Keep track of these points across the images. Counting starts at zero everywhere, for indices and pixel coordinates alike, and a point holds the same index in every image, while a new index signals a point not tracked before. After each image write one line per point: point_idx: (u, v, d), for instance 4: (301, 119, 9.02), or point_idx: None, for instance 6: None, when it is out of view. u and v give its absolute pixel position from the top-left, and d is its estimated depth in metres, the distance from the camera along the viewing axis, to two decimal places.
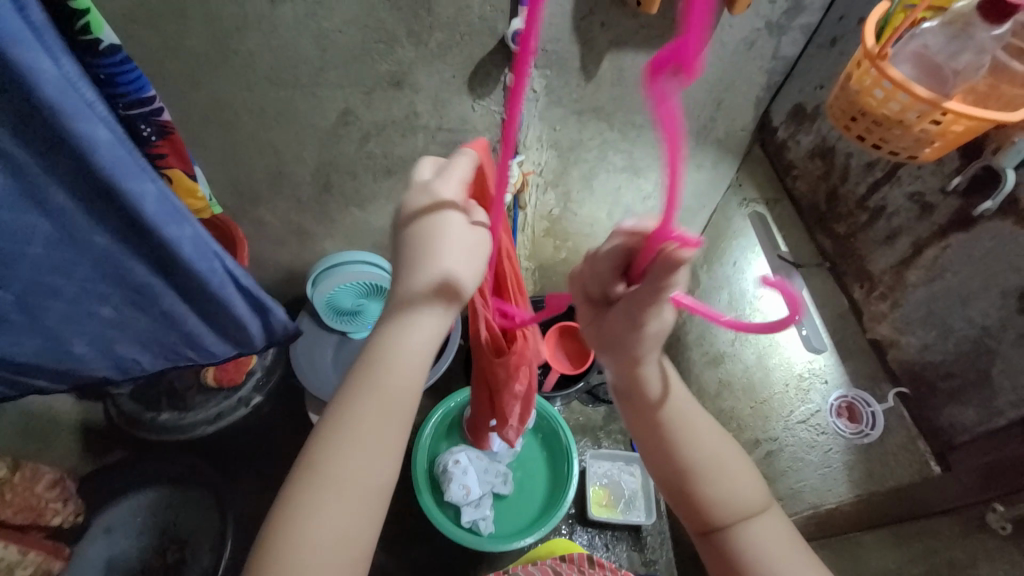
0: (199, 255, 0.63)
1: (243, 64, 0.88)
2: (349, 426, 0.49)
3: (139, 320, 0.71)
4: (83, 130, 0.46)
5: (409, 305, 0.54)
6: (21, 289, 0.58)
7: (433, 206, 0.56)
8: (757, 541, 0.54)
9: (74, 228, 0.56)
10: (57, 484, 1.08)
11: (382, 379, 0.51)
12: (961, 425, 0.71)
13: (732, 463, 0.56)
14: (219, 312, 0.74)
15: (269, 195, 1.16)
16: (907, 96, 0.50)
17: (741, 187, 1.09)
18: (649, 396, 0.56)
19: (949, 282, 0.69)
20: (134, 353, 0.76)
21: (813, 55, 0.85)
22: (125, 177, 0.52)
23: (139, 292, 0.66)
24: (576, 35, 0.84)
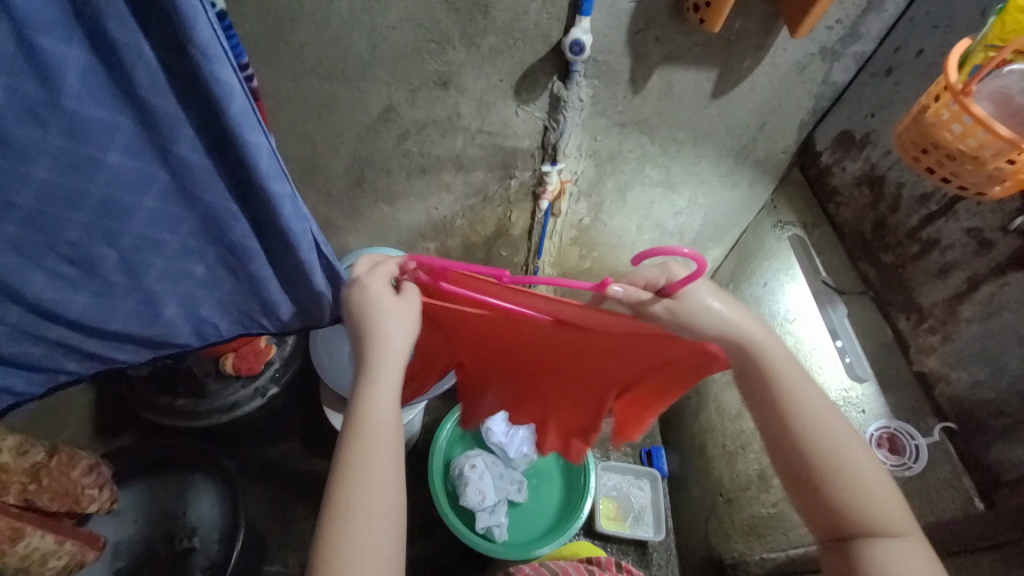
0: (296, 218, 0.60)
1: (292, 54, 0.88)
2: (355, 471, 0.52)
3: (226, 282, 0.68)
4: (222, 76, 0.46)
5: (369, 369, 0.57)
6: (127, 245, 0.58)
7: (361, 294, 0.59)
8: (891, 557, 0.51)
9: (187, 180, 0.55)
10: (93, 470, 1.05)
11: (362, 434, 0.53)
12: (1010, 463, 0.64)
13: (864, 465, 0.53)
14: (301, 280, 0.69)
15: (300, 186, 1.15)
16: (987, 133, 0.51)
17: (776, 208, 1.09)
18: (772, 380, 0.56)
19: (1007, 322, 0.64)
20: (214, 319, 0.72)
21: (863, 83, 0.85)
22: (244, 125, 0.50)
23: (229, 256, 0.64)
24: (629, 48, 0.83)
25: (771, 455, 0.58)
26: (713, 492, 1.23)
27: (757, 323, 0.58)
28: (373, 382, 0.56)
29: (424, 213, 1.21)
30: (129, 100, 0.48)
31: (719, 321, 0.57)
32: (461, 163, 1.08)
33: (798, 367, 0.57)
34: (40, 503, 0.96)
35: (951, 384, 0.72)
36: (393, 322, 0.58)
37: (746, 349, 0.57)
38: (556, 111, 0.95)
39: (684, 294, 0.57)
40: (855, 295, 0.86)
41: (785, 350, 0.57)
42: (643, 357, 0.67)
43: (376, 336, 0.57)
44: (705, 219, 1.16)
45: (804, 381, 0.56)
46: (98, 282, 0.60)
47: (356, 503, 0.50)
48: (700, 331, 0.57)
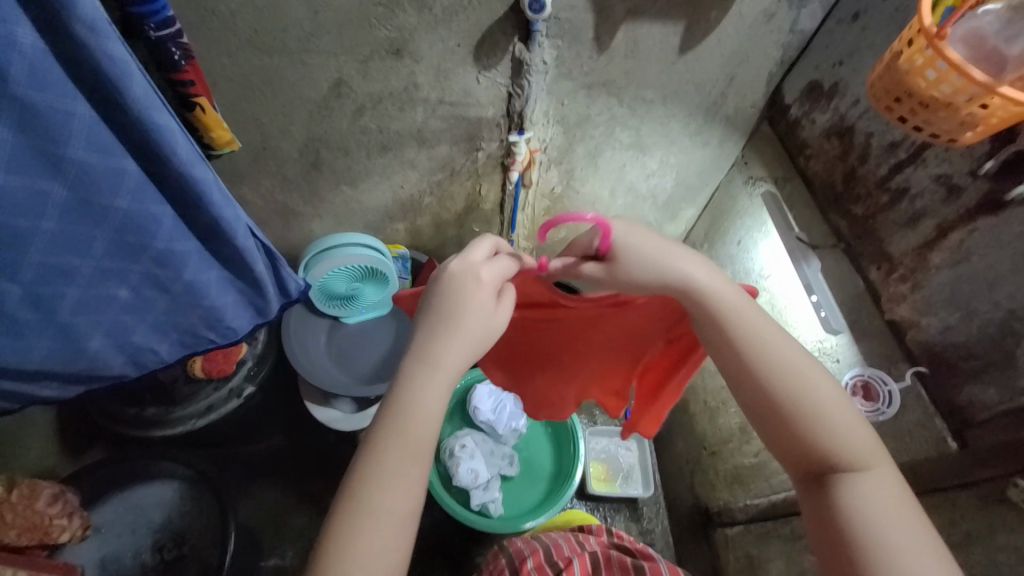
0: (226, 205, 0.57)
1: (224, 27, 0.79)
2: (387, 467, 0.49)
3: (158, 301, 0.63)
4: (114, 53, 0.42)
5: (430, 365, 0.52)
6: (30, 277, 0.53)
7: (467, 281, 0.55)
8: (859, 497, 0.52)
9: (91, 190, 0.50)
10: (59, 499, 1.00)
11: (402, 433, 0.50)
12: (981, 403, 0.67)
13: (833, 400, 0.55)
14: (244, 271, 0.66)
15: (252, 172, 1.07)
16: (961, 78, 0.50)
17: (747, 164, 1.08)
18: (731, 323, 0.56)
19: (974, 267, 0.66)
20: (153, 344, 0.69)
21: (830, 31, 0.83)
22: (150, 108, 0.46)
23: (156, 269, 0.59)
24: (592, 2, 0.78)
25: (740, 398, 0.58)
26: (697, 446, 1.27)
27: (705, 268, 0.59)
28: (433, 381, 0.52)
29: (390, 193, 1.15)
30: (4, 102, 0.42)
31: (664, 270, 0.58)
32: (423, 137, 1.02)
33: (754, 307, 0.57)
34: (7, 540, 0.92)
35: (922, 329, 0.74)
36: (482, 319, 0.54)
37: (697, 296, 0.57)
38: (520, 76, 0.89)
39: (620, 249, 0.59)
40: (828, 249, 0.87)
41: (737, 292, 0.57)
42: (653, 317, 0.69)
43: (461, 326, 0.53)
44: (677, 179, 1.15)
45: (762, 321, 0.57)
46: (6, 322, 0.55)
47: (378, 502, 0.48)
48: (645, 284, 0.59)
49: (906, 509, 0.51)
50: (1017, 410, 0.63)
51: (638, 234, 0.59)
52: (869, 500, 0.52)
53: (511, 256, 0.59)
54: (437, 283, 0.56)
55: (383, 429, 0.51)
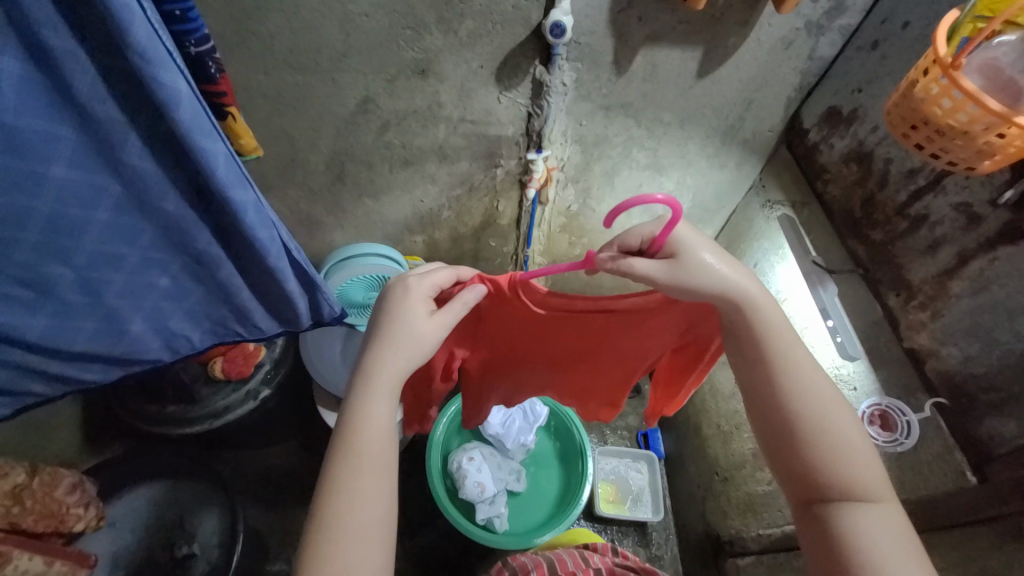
0: (261, 225, 0.59)
1: (262, 46, 0.84)
2: (347, 475, 0.53)
3: (195, 292, 0.67)
4: (166, 80, 0.44)
5: (367, 376, 0.57)
6: (82, 262, 0.56)
7: (393, 296, 0.61)
8: (862, 527, 0.52)
9: (141, 191, 0.54)
10: (77, 488, 1.03)
11: (349, 443, 0.54)
12: (1002, 437, 0.65)
13: (850, 428, 0.55)
14: (274, 286, 0.68)
15: (280, 182, 1.12)
16: (977, 107, 0.51)
17: (765, 187, 1.08)
18: (766, 341, 0.56)
19: (996, 296, 0.65)
20: (186, 331, 0.71)
21: (849, 58, 0.83)
22: (197, 132, 0.49)
23: (195, 266, 0.63)
24: (612, 28, 0.81)
25: (758, 415, 0.59)
26: (708, 472, 1.25)
27: (753, 282, 0.58)
28: (372, 390, 0.57)
29: (410, 206, 1.19)
30: (72, 109, 0.46)
31: (717, 277, 0.56)
32: (444, 153, 1.05)
33: (791, 329, 0.58)
34: (26, 526, 0.95)
35: (942, 359, 0.72)
36: (419, 326, 0.59)
37: (742, 308, 0.57)
38: (539, 97, 0.92)
39: (682, 249, 0.57)
40: (845, 274, 0.86)
41: (780, 312, 0.57)
42: (677, 323, 0.67)
43: (397, 336, 0.58)
44: (693, 201, 1.15)
45: (797, 345, 0.57)
46: (56, 304, 0.58)
47: (340, 509, 0.51)
48: (699, 290, 0.57)
49: (905, 547, 0.51)
50: None
51: (699, 238, 0.58)
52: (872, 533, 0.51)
53: (446, 275, 0.64)
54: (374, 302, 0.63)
55: (339, 438, 0.56)
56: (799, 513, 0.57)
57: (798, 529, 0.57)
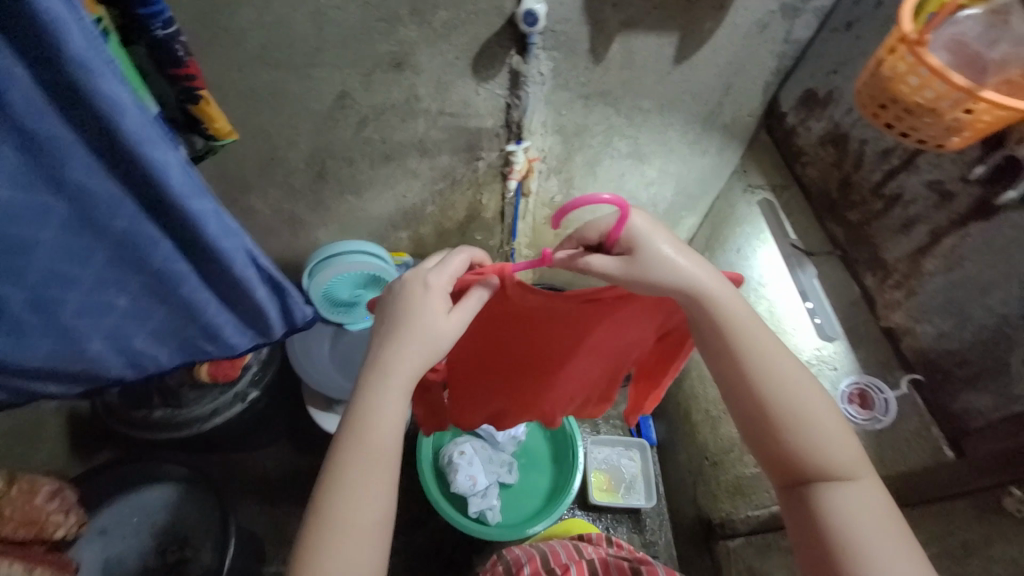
0: (224, 234, 0.58)
1: (234, 43, 0.83)
2: (349, 473, 0.53)
3: (158, 310, 0.65)
4: (108, 89, 0.43)
5: (384, 373, 0.56)
6: (34, 281, 0.54)
7: (412, 290, 0.59)
8: (843, 509, 0.53)
9: (90, 209, 0.52)
10: (56, 495, 1.02)
11: (359, 440, 0.54)
12: (976, 411, 0.66)
13: (822, 412, 0.55)
14: (242, 296, 0.67)
15: (260, 182, 1.10)
16: (943, 84, 0.51)
17: (745, 173, 1.08)
18: (730, 335, 0.56)
19: (968, 273, 0.66)
20: (151, 350, 0.69)
21: (825, 39, 0.83)
22: (147, 141, 0.48)
23: (156, 282, 0.62)
24: (587, 15, 0.80)
25: (733, 408, 0.59)
26: (699, 456, 1.25)
27: (712, 275, 0.58)
28: (386, 388, 0.55)
29: (393, 202, 1.18)
30: (7, 127, 0.44)
31: (674, 272, 0.56)
32: (425, 147, 1.05)
33: (755, 320, 0.58)
34: (9, 534, 0.91)
35: (917, 336, 0.74)
36: (443, 322, 0.58)
37: (704, 303, 0.57)
38: (517, 87, 0.92)
39: (637, 243, 0.57)
40: (823, 255, 0.88)
41: (743, 303, 0.58)
42: (657, 310, 0.67)
43: (416, 332, 0.57)
44: (676, 188, 1.15)
45: (764, 335, 0.57)
46: (9, 323, 0.57)
47: (340, 510, 0.51)
48: (663, 285, 0.56)
49: (892, 529, 0.52)
50: (1008, 418, 0.62)
51: (656, 230, 0.58)
52: (855, 519, 0.52)
53: (463, 260, 0.62)
54: (389, 296, 0.61)
55: (345, 432, 0.55)
56: (783, 500, 0.58)
57: (784, 515, 0.57)
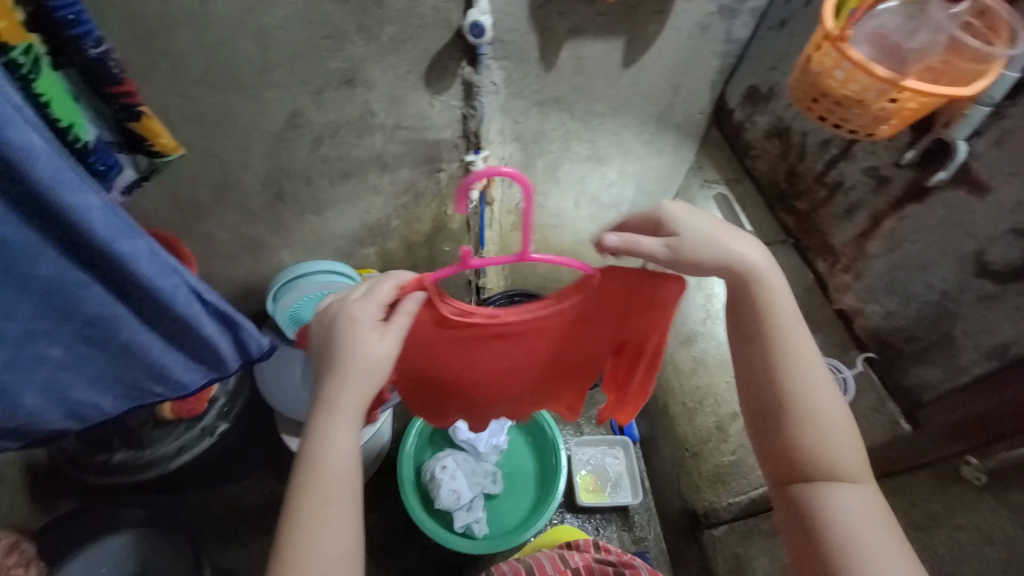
0: (159, 272, 0.60)
1: (174, 67, 0.81)
2: (309, 512, 0.54)
3: (96, 357, 0.66)
4: (17, 138, 0.45)
5: (329, 407, 0.58)
6: None
7: (343, 324, 0.60)
8: (841, 508, 0.56)
9: (12, 260, 0.53)
10: (13, 550, 0.98)
11: (314, 475, 0.56)
12: (927, 384, 0.71)
13: (840, 418, 0.57)
14: (185, 334, 0.69)
15: (215, 208, 1.07)
16: (867, 76, 0.55)
17: (701, 169, 1.11)
18: (766, 322, 0.58)
19: (907, 253, 0.70)
20: (94, 399, 0.71)
21: (762, 38, 0.87)
22: (65, 186, 0.49)
23: (91, 327, 0.63)
24: (534, 24, 0.81)
25: (747, 393, 0.61)
26: (679, 449, 1.27)
27: (763, 259, 0.58)
28: (331, 422, 0.57)
29: (357, 218, 1.16)
30: None
31: (716, 250, 0.57)
32: (384, 162, 1.03)
33: (793, 312, 0.59)
34: None
35: (867, 316, 0.78)
36: (377, 350, 0.59)
37: (748, 286, 0.58)
38: (471, 97, 0.92)
39: (682, 229, 0.56)
40: (778, 244, 0.91)
41: (786, 294, 0.59)
42: (618, 311, 0.68)
43: (352, 363, 0.58)
44: (637, 187, 1.17)
45: (800, 334, 0.58)
46: None
47: (305, 546, 0.53)
48: (710, 264, 0.57)
49: (880, 530, 0.55)
50: (958, 388, 0.67)
51: (697, 216, 0.58)
52: (843, 505, 0.56)
53: (390, 287, 0.61)
54: (323, 331, 0.62)
55: (300, 471, 0.57)
56: (776, 493, 0.61)
57: (776, 507, 0.61)
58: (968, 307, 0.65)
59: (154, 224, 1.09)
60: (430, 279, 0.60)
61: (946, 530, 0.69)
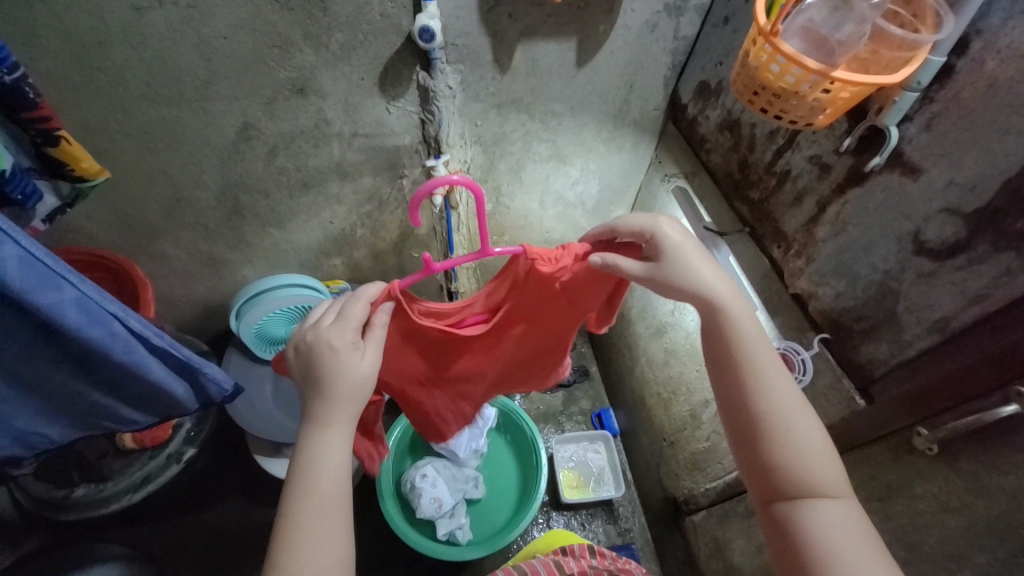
0: (91, 321, 0.60)
1: (112, 83, 0.77)
2: (299, 543, 0.52)
3: (32, 397, 0.68)
4: None
5: (322, 425, 0.58)
6: None
7: (322, 350, 0.59)
8: (825, 517, 0.57)
9: None
10: None
11: (306, 498, 0.54)
12: (878, 359, 0.74)
13: (811, 431, 0.59)
14: (133, 379, 0.70)
15: (169, 226, 1.03)
16: (799, 69, 0.57)
17: (661, 163, 1.14)
18: (739, 350, 0.60)
19: (851, 235, 0.74)
20: (40, 429, 0.72)
21: (709, 34, 0.89)
22: None
23: (28, 370, 0.64)
24: (485, 27, 0.81)
25: (726, 417, 0.63)
26: (658, 439, 1.28)
27: (727, 287, 0.61)
28: (321, 444, 0.57)
29: (320, 229, 1.14)
30: None
31: (694, 278, 0.60)
32: (344, 171, 1.02)
33: (762, 337, 0.61)
34: None
35: (821, 298, 0.81)
36: (368, 369, 0.60)
37: (718, 315, 0.61)
38: (428, 103, 0.91)
39: (671, 248, 0.61)
40: (735, 233, 0.94)
41: (755, 324, 0.61)
42: (578, 294, 0.71)
43: (338, 386, 0.58)
44: (601, 184, 1.19)
45: (766, 353, 0.60)
46: None
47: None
48: (687, 287, 0.61)
49: (861, 538, 0.56)
50: (907, 362, 0.70)
51: (686, 240, 0.62)
52: (822, 518, 0.57)
53: (362, 308, 0.62)
54: (306, 356, 0.60)
55: (291, 494, 0.55)
56: (763, 514, 0.61)
57: (764, 526, 0.61)
58: (908, 285, 0.68)
59: (104, 246, 1.04)
60: (399, 288, 0.62)
61: (905, 500, 0.72)
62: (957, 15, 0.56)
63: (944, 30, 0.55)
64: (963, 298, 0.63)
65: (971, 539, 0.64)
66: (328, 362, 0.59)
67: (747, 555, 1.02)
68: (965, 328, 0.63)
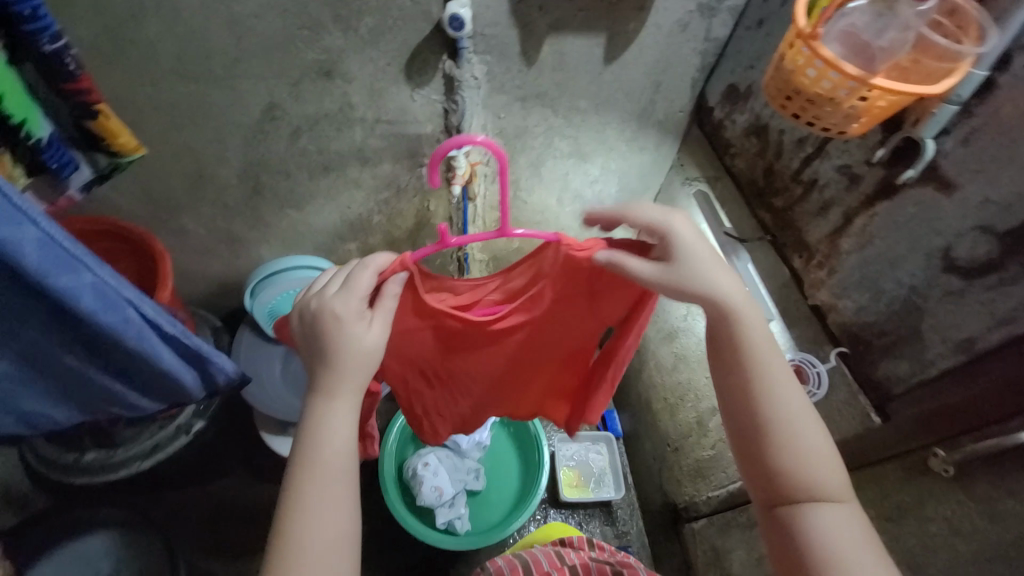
0: (105, 307, 0.61)
1: (145, 57, 0.78)
2: (304, 509, 0.53)
3: (43, 376, 0.70)
4: None
5: (323, 398, 0.58)
6: None
7: (327, 321, 0.59)
8: (827, 525, 0.56)
9: None
10: None
11: (309, 467, 0.55)
12: (897, 377, 0.73)
13: (814, 439, 0.58)
14: (142, 363, 0.71)
15: (190, 202, 1.05)
16: (837, 74, 0.56)
17: (682, 166, 1.13)
18: (746, 354, 0.59)
19: (877, 249, 0.73)
20: (47, 412, 0.75)
21: (742, 36, 0.87)
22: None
23: (40, 350, 0.65)
24: (515, 18, 0.81)
25: (731, 421, 0.62)
26: (662, 444, 1.27)
27: (738, 290, 0.60)
28: (325, 413, 0.57)
29: (337, 213, 1.14)
30: None
31: (696, 280, 0.59)
32: (365, 156, 1.02)
33: (770, 341, 0.60)
34: None
35: (840, 311, 0.80)
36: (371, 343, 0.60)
37: (728, 318, 0.59)
38: (452, 92, 0.90)
39: (686, 250, 0.59)
40: (756, 241, 0.93)
41: (763, 329, 0.60)
42: (592, 292, 0.69)
43: (342, 358, 0.58)
44: (620, 185, 1.18)
45: (772, 358, 0.59)
46: None
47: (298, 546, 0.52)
48: (695, 292, 0.59)
49: (861, 545, 0.55)
50: (925, 380, 0.69)
51: (698, 240, 0.60)
52: (822, 527, 0.56)
53: (368, 277, 0.61)
54: (315, 327, 0.60)
55: (295, 463, 0.56)
56: (763, 521, 0.61)
57: (763, 532, 0.61)
58: (933, 302, 0.67)
59: (126, 218, 1.06)
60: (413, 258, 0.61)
61: (916, 521, 0.71)
62: (1002, 28, 0.54)
63: (988, 43, 0.54)
64: (991, 319, 0.61)
65: (981, 564, 0.63)
66: (333, 334, 0.59)
67: (746, 566, 1.01)
68: (992, 349, 0.62)
